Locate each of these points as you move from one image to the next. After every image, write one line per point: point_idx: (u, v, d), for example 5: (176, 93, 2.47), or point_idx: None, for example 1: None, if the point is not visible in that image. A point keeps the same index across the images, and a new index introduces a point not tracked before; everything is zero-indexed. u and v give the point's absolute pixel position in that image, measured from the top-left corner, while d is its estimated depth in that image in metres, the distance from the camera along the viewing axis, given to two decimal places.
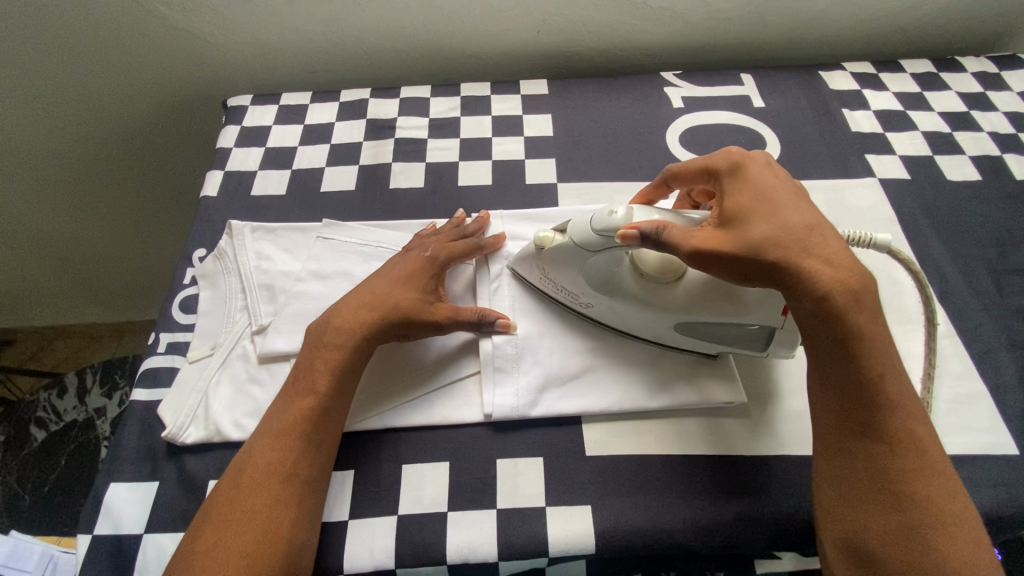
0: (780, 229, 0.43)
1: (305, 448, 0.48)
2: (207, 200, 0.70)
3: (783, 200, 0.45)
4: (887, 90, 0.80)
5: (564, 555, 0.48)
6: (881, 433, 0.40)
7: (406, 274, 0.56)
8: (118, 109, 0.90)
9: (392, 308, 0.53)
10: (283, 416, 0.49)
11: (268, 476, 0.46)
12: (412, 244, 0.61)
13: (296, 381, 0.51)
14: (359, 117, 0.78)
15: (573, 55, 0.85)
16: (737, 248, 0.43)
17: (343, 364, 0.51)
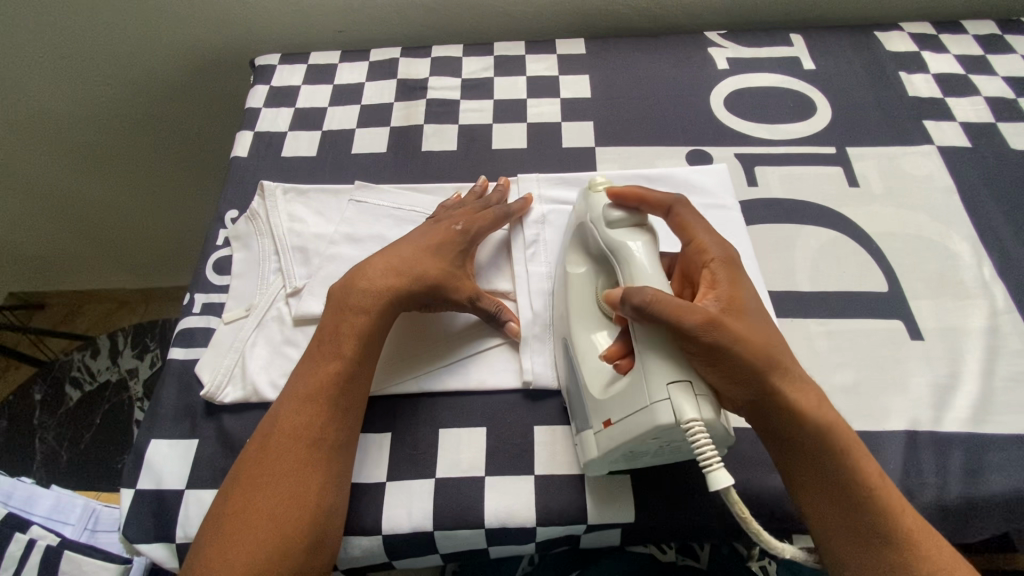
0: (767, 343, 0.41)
1: (331, 413, 0.47)
2: (238, 160, 0.69)
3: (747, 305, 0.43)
4: (947, 52, 0.75)
5: (603, 523, 0.47)
6: (881, 541, 0.39)
7: (433, 241, 0.54)
8: (143, 70, 0.89)
9: (421, 276, 0.52)
10: (312, 379, 0.48)
11: (296, 440, 0.45)
12: (437, 215, 0.59)
13: (320, 345, 0.50)
14: (390, 78, 0.75)
15: (611, 13, 0.81)
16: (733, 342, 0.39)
17: (369, 328, 0.50)
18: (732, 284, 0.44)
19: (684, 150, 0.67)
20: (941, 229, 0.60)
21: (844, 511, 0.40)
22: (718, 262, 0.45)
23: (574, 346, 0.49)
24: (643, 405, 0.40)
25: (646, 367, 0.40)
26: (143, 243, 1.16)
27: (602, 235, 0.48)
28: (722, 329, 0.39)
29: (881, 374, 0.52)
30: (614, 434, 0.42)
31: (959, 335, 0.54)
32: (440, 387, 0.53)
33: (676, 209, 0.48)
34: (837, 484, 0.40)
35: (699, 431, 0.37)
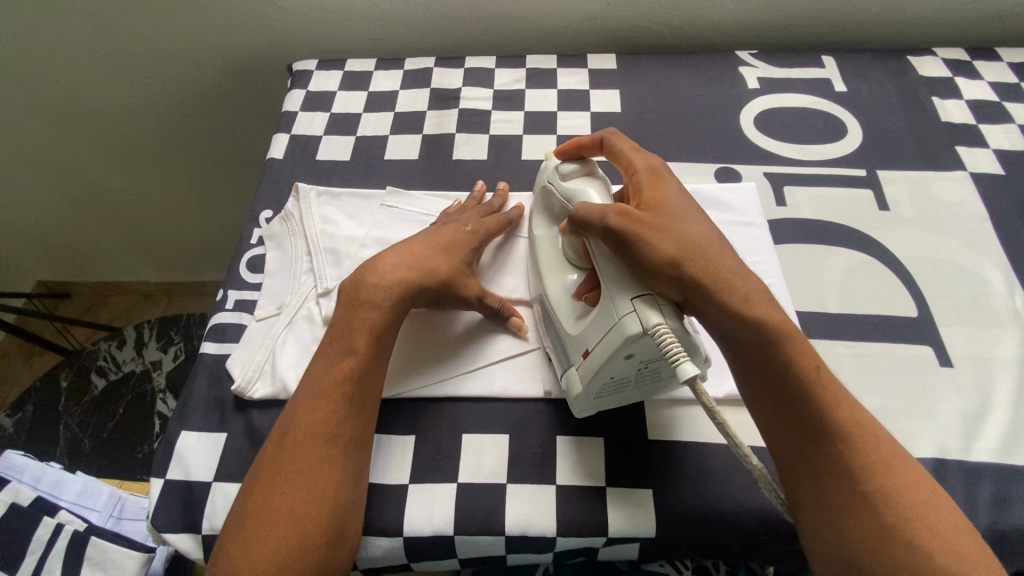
0: (689, 237, 0.44)
1: (347, 411, 0.47)
2: (274, 161, 0.70)
3: (676, 208, 0.47)
4: (981, 78, 0.75)
5: (623, 535, 0.47)
6: (824, 436, 0.41)
7: (441, 240, 0.56)
8: (183, 71, 0.91)
9: (432, 276, 0.53)
10: (325, 375, 0.48)
11: (312, 438, 0.46)
12: (443, 218, 0.60)
13: (333, 341, 0.50)
14: (424, 87, 0.77)
15: (642, 30, 0.82)
16: (653, 235, 0.43)
17: (382, 323, 0.50)
18: (653, 188, 0.48)
19: (713, 168, 0.68)
20: (972, 256, 0.60)
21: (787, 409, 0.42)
22: (643, 172, 0.49)
23: (548, 299, 0.52)
24: (613, 322, 0.43)
25: (612, 293, 0.44)
26: (169, 237, 1.19)
27: (558, 188, 0.52)
28: (634, 224, 0.44)
29: (908, 400, 0.51)
30: (592, 361, 0.44)
31: (990, 364, 0.53)
32: (465, 392, 0.54)
33: (607, 141, 0.53)
34: (776, 379, 0.42)
35: (665, 333, 0.40)
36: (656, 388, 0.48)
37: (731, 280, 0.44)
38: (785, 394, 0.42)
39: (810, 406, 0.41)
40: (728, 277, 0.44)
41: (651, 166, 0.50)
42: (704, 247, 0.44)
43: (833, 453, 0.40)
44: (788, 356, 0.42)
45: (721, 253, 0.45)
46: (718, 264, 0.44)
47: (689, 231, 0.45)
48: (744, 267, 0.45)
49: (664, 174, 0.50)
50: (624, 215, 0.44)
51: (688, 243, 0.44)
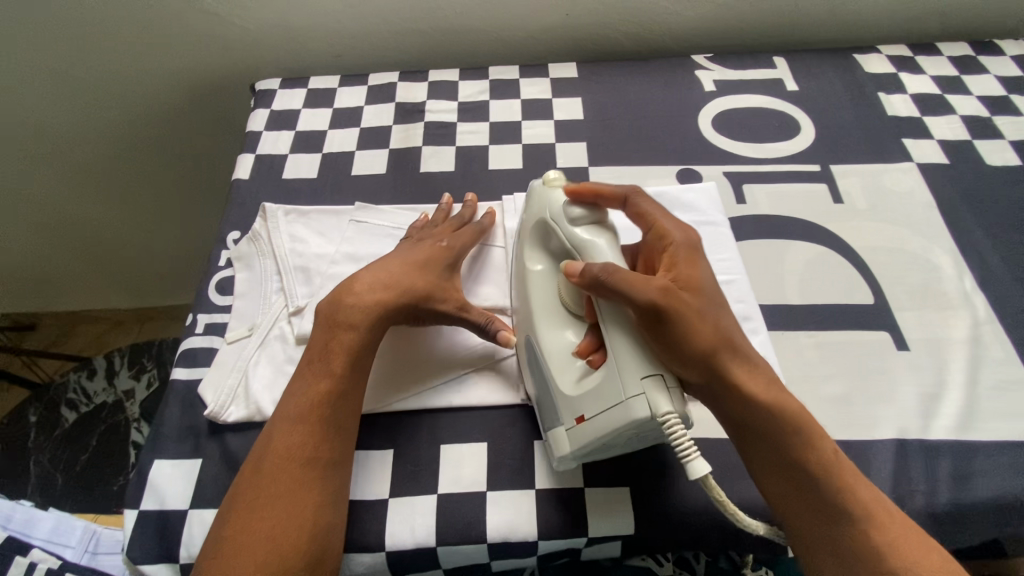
0: (719, 322, 0.45)
1: (325, 432, 0.47)
2: (239, 182, 0.70)
3: (709, 292, 0.47)
4: (924, 73, 0.78)
5: (603, 534, 0.48)
6: (845, 517, 0.42)
7: (415, 258, 0.56)
8: (144, 95, 0.90)
9: (406, 296, 0.53)
10: (302, 399, 0.48)
11: (288, 461, 0.46)
12: (415, 237, 0.60)
13: (312, 362, 0.50)
14: (389, 101, 0.77)
15: (601, 38, 0.84)
16: (689, 319, 0.43)
17: (360, 343, 0.50)
18: (688, 265, 0.47)
19: (675, 169, 0.69)
20: (922, 243, 0.63)
21: (810, 492, 0.43)
22: (677, 246, 0.48)
23: (536, 342, 0.50)
24: (618, 400, 0.42)
25: (619, 362, 0.43)
26: (138, 262, 1.16)
27: (564, 231, 0.50)
28: (676, 305, 0.43)
29: (869, 385, 0.53)
30: (588, 429, 0.44)
31: (943, 346, 0.56)
32: (444, 402, 0.54)
33: (631, 199, 0.51)
34: (800, 464, 0.43)
35: (675, 423, 0.39)
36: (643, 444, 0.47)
37: (755, 372, 0.45)
38: (797, 472, 0.43)
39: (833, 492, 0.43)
40: (750, 363, 0.45)
41: (686, 240, 0.49)
42: (728, 334, 0.45)
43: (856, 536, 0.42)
44: (806, 442, 0.44)
45: (741, 338, 0.46)
46: (739, 350, 0.45)
47: (716, 313, 0.45)
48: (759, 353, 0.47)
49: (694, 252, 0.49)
50: (657, 295, 0.43)
51: (716, 329, 0.44)
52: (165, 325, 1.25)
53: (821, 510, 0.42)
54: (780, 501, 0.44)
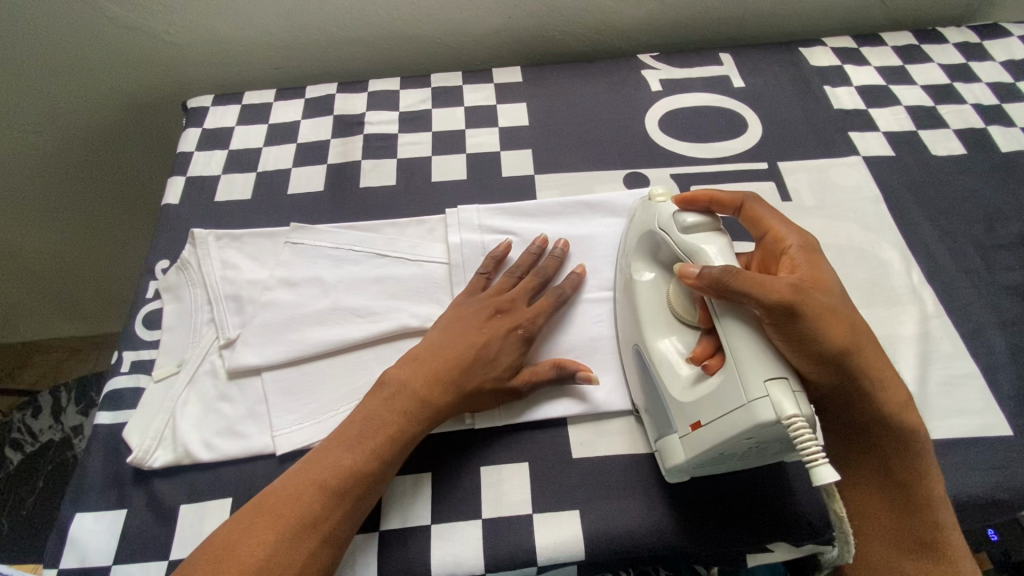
0: (853, 325, 0.43)
1: (350, 506, 0.43)
2: (168, 208, 0.67)
3: (840, 291, 0.44)
4: (868, 64, 0.78)
5: (554, 562, 0.46)
6: (930, 531, 0.43)
7: (483, 340, 0.50)
8: (70, 115, 0.85)
9: (471, 386, 0.49)
10: (338, 468, 0.44)
11: (307, 530, 0.41)
12: (498, 301, 0.54)
13: (355, 429, 0.46)
14: (327, 114, 0.74)
15: (545, 40, 0.82)
16: (823, 324, 0.40)
17: (408, 429, 0.46)
18: (813, 266, 0.44)
19: (622, 174, 0.68)
20: (871, 238, 0.62)
21: (904, 503, 0.44)
22: (796, 248, 0.45)
23: (648, 354, 0.49)
24: (740, 402, 0.39)
25: (738, 368, 0.40)
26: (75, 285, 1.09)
27: (675, 240, 0.48)
28: (811, 305, 0.40)
29: None
30: (702, 438, 0.42)
31: (894, 343, 0.55)
32: None
33: (748, 203, 0.49)
34: (899, 473, 0.44)
35: (802, 426, 0.36)
36: (751, 461, 0.46)
37: (887, 377, 0.43)
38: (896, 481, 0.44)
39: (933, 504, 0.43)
40: (878, 366, 0.43)
41: (807, 244, 0.46)
42: (863, 334, 0.43)
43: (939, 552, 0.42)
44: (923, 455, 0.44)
45: (871, 338, 0.44)
46: (873, 352, 0.43)
47: (850, 312, 0.43)
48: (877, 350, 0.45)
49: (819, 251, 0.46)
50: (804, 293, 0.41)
51: (854, 328, 0.43)
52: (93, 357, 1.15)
53: (910, 523, 0.44)
54: (866, 507, 0.46)
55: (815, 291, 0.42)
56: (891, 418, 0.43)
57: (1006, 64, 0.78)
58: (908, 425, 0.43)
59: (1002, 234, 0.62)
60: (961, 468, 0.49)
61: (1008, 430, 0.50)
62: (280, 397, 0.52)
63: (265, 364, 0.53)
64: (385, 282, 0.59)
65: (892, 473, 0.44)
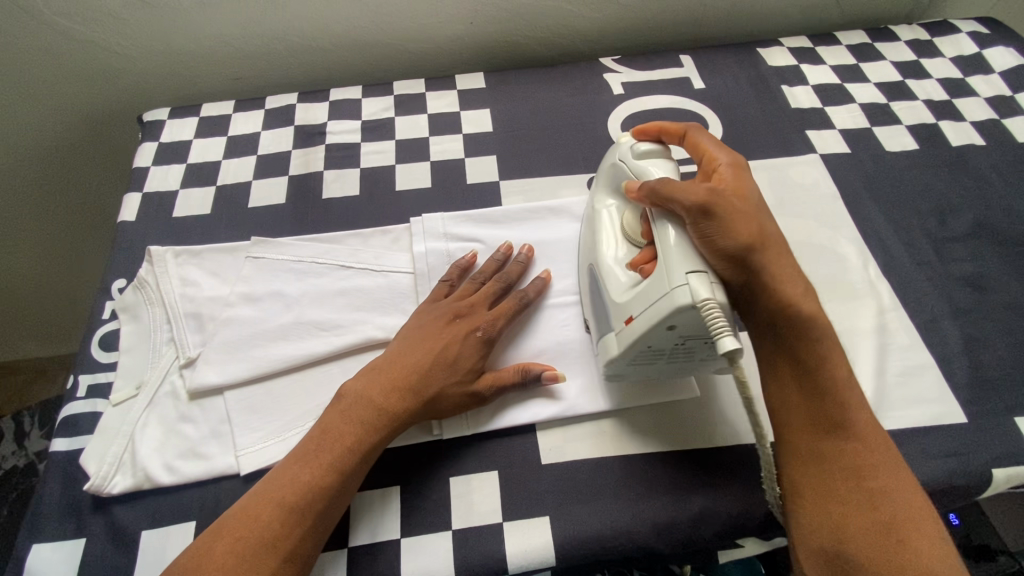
0: (764, 228, 0.44)
1: (311, 526, 0.43)
2: (125, 225, 0.65)
3: (756, 202, 0.46)
4: (824, 63, 0.80)
5: (525, 569, 0.46)
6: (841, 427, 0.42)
7: (442, 344, 0.50)
8: (19, 132, 0.83)
9: (430, 392, 0.48)
10: (295, 485, 0.43)
11: (266, 552, 0.41)
12: (461, 306, 0.53)
13: (311, 443, 0.46)
14: (288, 124, 0.73)
15: (508, 45, 0.82)
16: (729, 222, 0.43)
17: (364, 438, 0.46)
18: (735, 180, 0.47)
19: (587, 178, 0.68)
20: (829, 234, 0.63)
21: (814, 396, 0.43)
22: (726, 165, 0.47)
23: (598, 268, 0.51)
24: (663, 292, 0.42)
25: (666, 262, 0.43)
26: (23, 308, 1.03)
27: (630, 166, 0.51)
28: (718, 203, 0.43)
29: None
30: (635, 329, 0.44)
31: (852, 336, 0.56)
32: None
33: (690, 132, 0.51)
34: (815, 367, 0.43)
35: (713, 308, 0.39)
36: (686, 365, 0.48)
37: (795, 275, 0.44)
38: (812, 376, 0.43)
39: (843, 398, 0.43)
40: (790, 262, 0.44)
41: (735, 161, 0.48)
42: (775, 234, 0.45)
43: (850, 448, 0.42)
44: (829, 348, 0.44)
45: (783, 239, 0.45)
46: (785, 249, 0.45)
47: (765, 219, 0.45)
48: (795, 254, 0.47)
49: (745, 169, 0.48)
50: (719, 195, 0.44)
51: (767, 228, 0.44)
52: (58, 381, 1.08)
53: (824, 418, 0.43)
54: (781, 408, 0.44)
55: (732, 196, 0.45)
56: (802, 311, 0.43)
57: (956, 60, 0.80)
58: (815, 319, 0.44)
59: (953, 226, 0.64)
60: (918, 456, 0.50)
61: (962, 417, 0.52)
62: (243, 416, 0.51)
63: (228, 381, 0.52)
64: (350, 294, 0.58)
65: (807, 368, 0.44)
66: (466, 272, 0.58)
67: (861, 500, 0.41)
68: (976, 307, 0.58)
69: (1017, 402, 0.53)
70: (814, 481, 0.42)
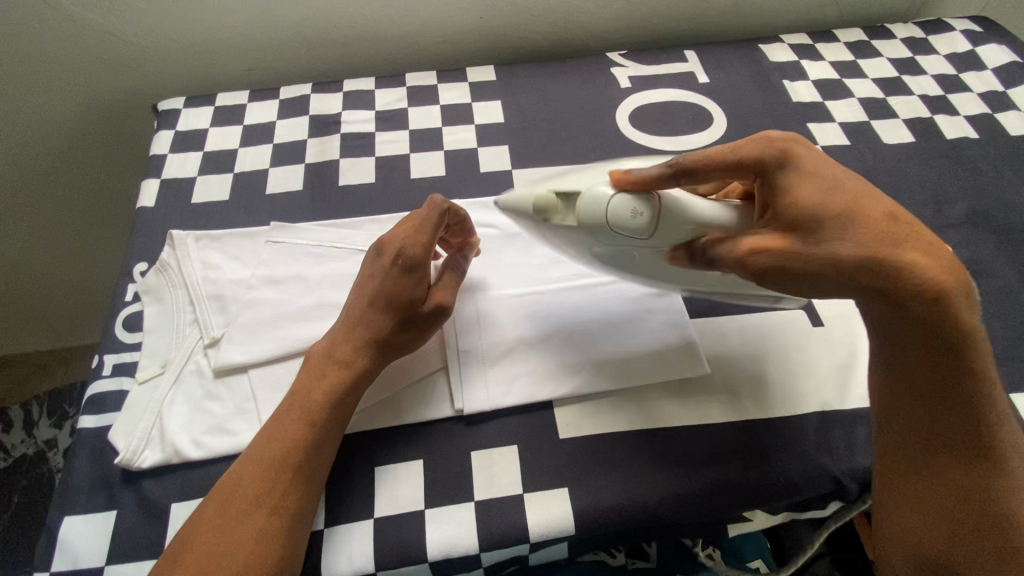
0: (873, 223, 0.40)
1: (294, 481, 0.44)
2: (144, 210, 0.66)
3: (850, 192, 0.42)
4: (823, 59, 0.83)
5: (545, 538, 0.48)
6: (974, 441, 0.42)
7: (370, 293, 0.50)
8: (32, 121, 0.83)
9: (373, 337, 0.49)
10: (274, 445, 0.45)
11: (253, 508, 0.43)
12: (381, 242, 0.52)
13: (290, 405, 0.47)
14: (303, 114, 0.75)
15: (518, 39, 0.84)
16: (819, 259, 0.41)
17: (334, 392, 0.48)
18: (806, 181, 0.43)
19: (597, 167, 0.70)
20: None
21: (949, 408, 0.42)
22: (779, 167, 0.44)
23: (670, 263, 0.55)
24: None
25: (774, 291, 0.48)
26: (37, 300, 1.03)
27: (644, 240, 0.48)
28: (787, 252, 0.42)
29: (787, 363, 0.56)
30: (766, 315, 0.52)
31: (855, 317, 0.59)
32: (373, 425, 0.52)
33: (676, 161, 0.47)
34: (952, 380, 0.41)
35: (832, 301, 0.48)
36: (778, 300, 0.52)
37: (933, 273, 0.40)
38: (950, 389, 0.42)
39: (978, 413, 0.41)
40: (932, 253, 0.40)
41: (783, 151, 0.44)
42: (897, 217, 0.41)
43: (979, 461, 0.42)
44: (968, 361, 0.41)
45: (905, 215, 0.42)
46: (925, 240, 0.41)
47: (867, 212, 0.41)
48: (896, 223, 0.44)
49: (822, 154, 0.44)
50: (829, 237, 0.41)
51: (889, 222, 0.41)
52: (61, 373, 1.08)
53: (956, 430, 0.42)
54: (905, 413, 0.44)
55: (836, 216, 0.41)
56: (941, 320, 0.40)
57: (950, 57, 0.83)
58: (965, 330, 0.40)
59: (949, 215, 0.67)
60: None
61: None
62: (267, 393, 0.52)
63: (253, 360, 0.53)
64: None
65: (946, 381, 0.42)
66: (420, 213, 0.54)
67: (986, 520, 0.41)
68: None
69: (1012, 378, 0.55)
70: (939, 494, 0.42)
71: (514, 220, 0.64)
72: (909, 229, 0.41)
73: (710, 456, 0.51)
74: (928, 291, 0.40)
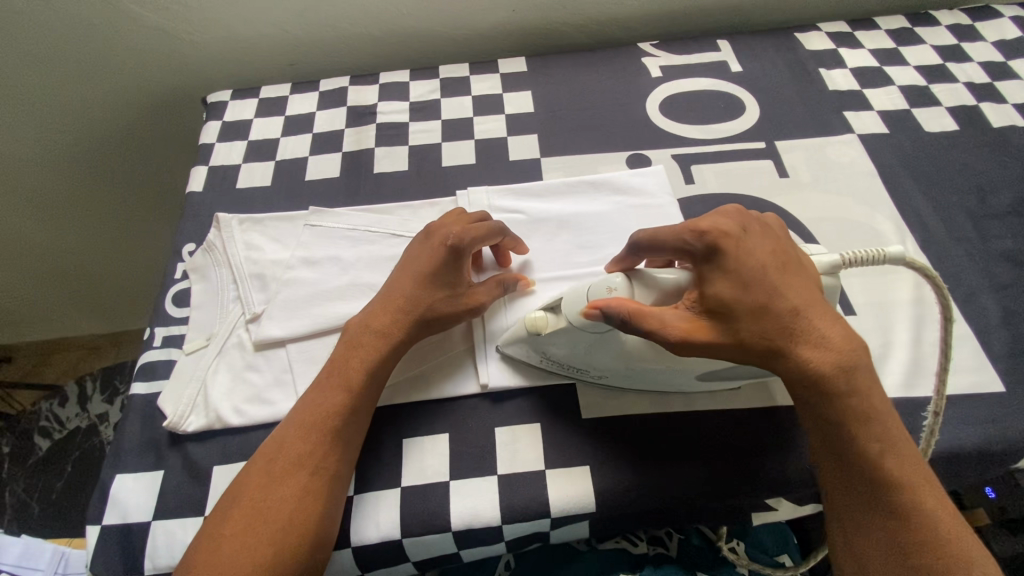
0: (782, 309, 0.42)
1: (334, 442, 0.47)
2: (193, 195, 0.70)
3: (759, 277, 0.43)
4: (863, 47, 0.81)
5: (565, 513, 0.49)
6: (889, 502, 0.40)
7: (410, 287, 0.52)
8: (97, 113, 0.89)
9: (418, 313, 0.51)
10: (315, 411, 0.47)
11: (296, 466, 0.45)
12: (429, 228, 0.56)
13: (330, 371, 0.49)
14: (340, 106, 0.78)
15: (548, 31, 0.85)
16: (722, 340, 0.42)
17: (376, 363, 0.50)
18: (719, 276, 0.43)
19: (625, 155, 0.71)
20: (867, 211, 0.64)
21: (858, 471, 0.41)
22: (699, 254, 0.45)
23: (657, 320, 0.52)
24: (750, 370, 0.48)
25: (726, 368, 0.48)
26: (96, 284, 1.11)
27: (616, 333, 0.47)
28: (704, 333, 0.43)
29: None
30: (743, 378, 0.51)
31: (889, 307, 0.57)
32: (403, 399, 0.54)
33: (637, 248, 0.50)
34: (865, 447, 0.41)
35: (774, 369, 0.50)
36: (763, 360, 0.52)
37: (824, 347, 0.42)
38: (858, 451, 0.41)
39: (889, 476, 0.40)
40: (828, 339, 0.42)
41: (712, 241, 0.44)
42: (801, 309, 0.42)
43: (897, 523, 0.39)
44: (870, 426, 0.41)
45: (812, 306, 0.42)
46: (817, 328, 0.42)
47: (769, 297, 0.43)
48: (818, 277, 0.45)
49: (748, 236, 0.45)
50: (729, 322, 0.42)
51: (790, 311, 0.42)
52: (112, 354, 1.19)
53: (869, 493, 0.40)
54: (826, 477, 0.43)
55: (747, 304, 0.42)
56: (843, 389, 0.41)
57: (999, 44, 0.80)
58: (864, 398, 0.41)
59: (994, 204, 0.65)
60: (955, 422, 0.51)
61: (1002, 387, 0.52)
62: (305, 366, 0.55)
63: (291, 335, 0.56)
64: None
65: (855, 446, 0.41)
66: (462, 214, 0.57)
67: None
68: (1016, 282, 0.59)
69: None
70: (850, 547, 0.41)
71: (543, 207, 0.65)
72: (816, 311, 0.42)
73: (734, 440, 0.51)
74: (832, 369, 0.41)
